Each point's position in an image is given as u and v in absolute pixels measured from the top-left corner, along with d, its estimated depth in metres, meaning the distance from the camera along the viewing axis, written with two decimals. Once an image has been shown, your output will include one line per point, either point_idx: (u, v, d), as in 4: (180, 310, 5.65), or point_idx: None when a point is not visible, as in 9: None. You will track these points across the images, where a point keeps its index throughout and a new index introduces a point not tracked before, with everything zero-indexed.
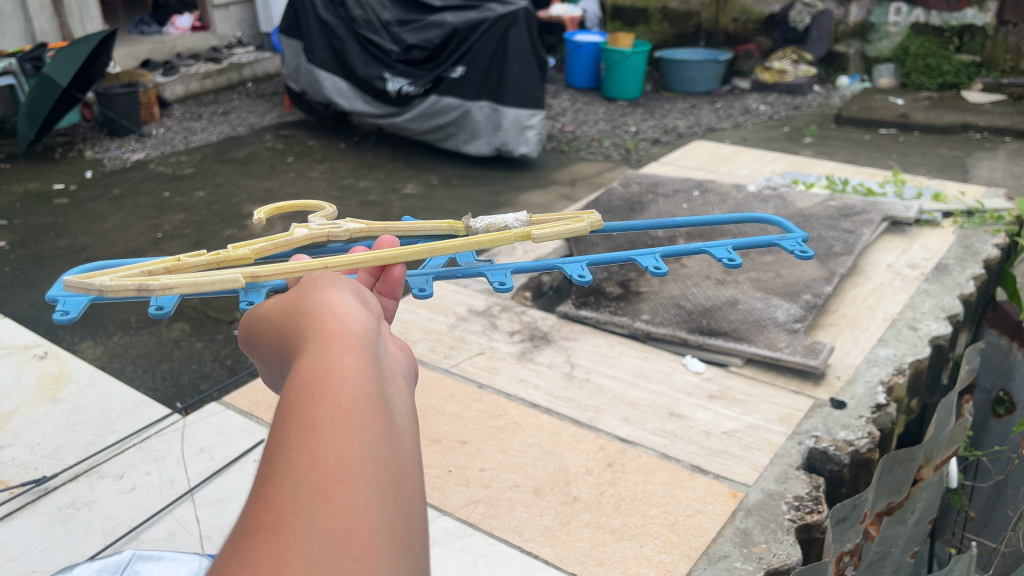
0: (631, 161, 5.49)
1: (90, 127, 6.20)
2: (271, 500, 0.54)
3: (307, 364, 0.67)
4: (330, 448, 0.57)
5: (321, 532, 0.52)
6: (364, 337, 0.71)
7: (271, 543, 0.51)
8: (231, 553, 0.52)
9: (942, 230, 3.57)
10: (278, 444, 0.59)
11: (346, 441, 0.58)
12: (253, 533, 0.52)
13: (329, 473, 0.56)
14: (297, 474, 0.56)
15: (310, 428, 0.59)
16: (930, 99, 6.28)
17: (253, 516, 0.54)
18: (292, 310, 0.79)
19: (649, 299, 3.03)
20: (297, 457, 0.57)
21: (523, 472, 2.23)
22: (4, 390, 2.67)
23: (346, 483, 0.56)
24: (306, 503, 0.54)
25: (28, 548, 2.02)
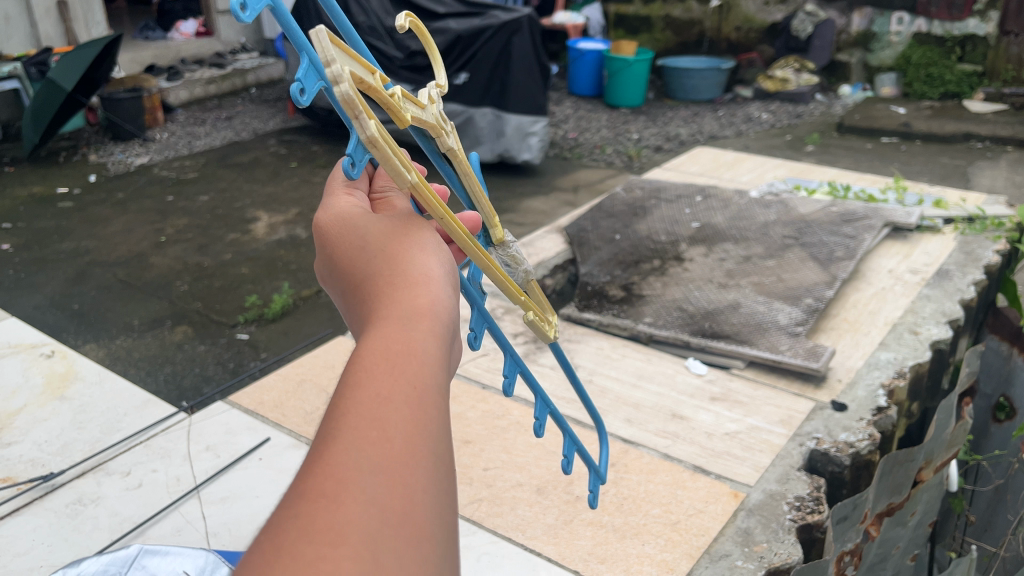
0: (634, 168, 5.53)
1: (94, 131, 6.23)
2: (341, 467, 0.61)
3: (389, 333, 0.74)
4: (398, 429, 0.65)
5: (380, 512, 0.59)
6: (443, 323, 0.80)
7: (336, 506, 0.58)
8: (293, 509, 0.59)
9: (943, 236, 3.58)
10: (353, 407, 0.66)
11: (412, 426, 0.66)
12: (318, 497, 0.59)
13: (398, 455, 0.63)
14: (367, 449, 0.63)
15: (384, 402, 0.67)
16: (932, 108, 6.31)
17: (323, 476, 0.61)
18: (379, 253, 0.87)
19: (652, 303, 3.05)
20: (369, 430, 0.64)
21: (527, 471, 2.25)
22: (11, 388, 2.70)
23: (409, 465, 0.63)
24: (370, 477, 0.61)
25: (35, 543, 2.04)
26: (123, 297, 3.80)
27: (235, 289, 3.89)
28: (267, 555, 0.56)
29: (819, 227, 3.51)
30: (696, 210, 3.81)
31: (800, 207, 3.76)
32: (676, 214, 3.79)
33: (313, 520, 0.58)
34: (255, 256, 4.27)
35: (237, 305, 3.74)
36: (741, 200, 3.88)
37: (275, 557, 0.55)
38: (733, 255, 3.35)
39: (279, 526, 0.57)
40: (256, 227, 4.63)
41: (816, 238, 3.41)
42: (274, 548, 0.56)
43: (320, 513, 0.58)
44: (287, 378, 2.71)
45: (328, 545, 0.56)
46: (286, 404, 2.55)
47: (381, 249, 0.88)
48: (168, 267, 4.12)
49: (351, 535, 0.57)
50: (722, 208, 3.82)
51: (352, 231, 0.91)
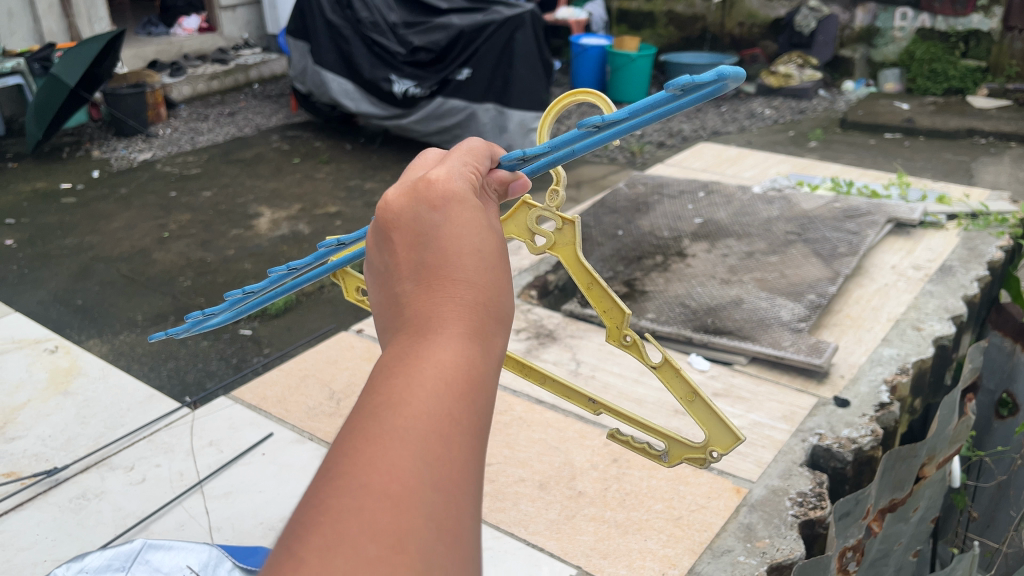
0: (637, 163, 5.53)
1: (97, 126, 6.24)
2: (409, 474, 0.62)
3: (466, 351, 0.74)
4: (464, 460, 0.66)
5: (439, 530, 0.60)
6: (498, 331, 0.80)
7: (401, 519, 0.59)
8: (354, 502, 0.59)
9: (946, 232, 3.58)
10: (428, 415, 0.66)
11: (476, 460, 0.67)
12: (383, 497, 0.60)
13: (460, 479, 0.64)
14: (432, 465, 0.64)
15: (454, 423, 0.67)
16: (936, 104, 6.30)
17: (388, 479, 0.61)
18: (478, 248, 0.81)
19: (655, 299, 3.05)
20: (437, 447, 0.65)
21: (530, 466, 2.25)
22: (15, 383, 2.70)
23: (466, 490, 0.64)
24: (432, 491, 0.62)
25: (39, 538, 2.05)
26: (127, 293, 3.80)
27: (237, 285, 3.89)
28: (323, 544, 0.57)
29: (822, 224, 3.51)
30: (699, 206, 3.81)
31: (803, 203, 3.76)
32: (678, 210, 3.78)
33: (375, 525, 0.58)
34: (258, 252, 4.28)
35: None
36: (744, 195, 3.88)
37: (331, 550, 0.57)
38: (736, 251, 3.34)
39: (340, 521, 0.58)
40: (259, 223, 4.64)
41: (819, 235, 3.41)
42: (331, 535, 0.57)
43: (383, 515, 0.59)
44: (290, 374, 2.71)
45: (388, 550, 0.57)
46: (289, 400, 2.56)
47: (480, 240, 0.82)
48: (171, 263, 4.13)
49: (411, 548, 0.58)
50: (725, 204, 3.82)
51: (457, 201, 0.83)
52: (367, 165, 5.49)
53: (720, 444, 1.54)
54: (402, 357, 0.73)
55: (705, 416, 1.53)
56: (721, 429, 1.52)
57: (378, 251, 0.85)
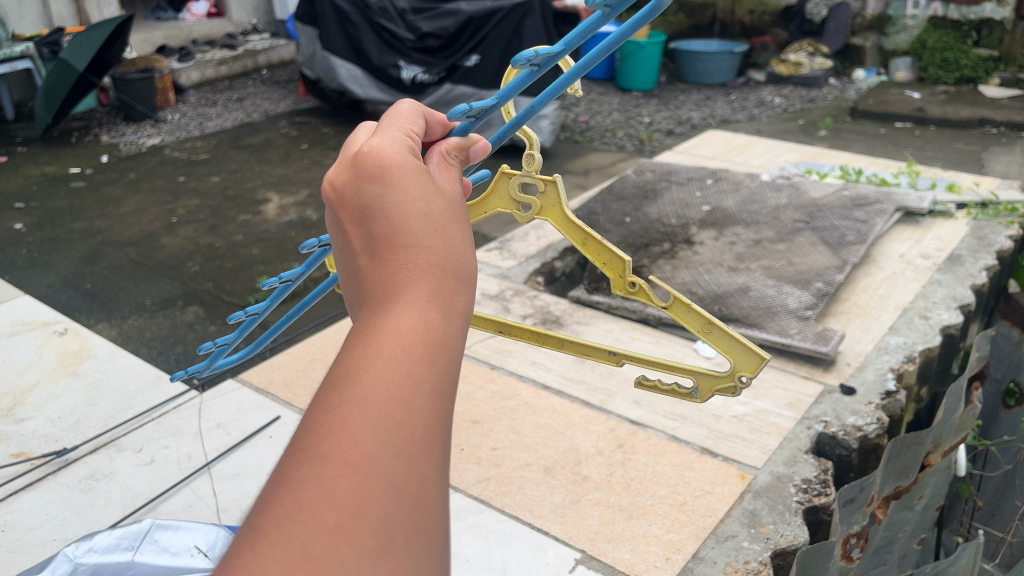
0: (645, 151, 5.51)
1: (106, 111, 6.25)
2: (367, 439, 0.60)
3: (422, 309, 0.70)
4: (425, 422, 0.63)
5: (400, 493, 0.59)
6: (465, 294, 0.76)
7: (360, 484, 0.57)
8: (313, 470, 0.57)
9: (956, 221, 3.56)
10: (388, 384, 0.64)
11: (440, 422, 0.64)
12: (340, 464, 0.58)
13: (418, 441, 0.62)
14: (392, 431, 0.61)
15: (414, 388, 0.65)
16: (947, 93, 6.26)
17: (348, 447, 0.59)
18: (425, 210, 0.78)
19: (661, 286, 3.04)
20: (396, 415, 0.62)
21: (535, 451, 2.26)
22: (25, 364, 2.72)
23: (429, 455, 0.62)
24: (393, 459, 0.60)
25: (49, 517, 2.07)
26: (135, 277, 3.82)
27: (245, 271, 3.91)
28: (285, 509, 0.55)
29: (831, 212, 3.49)
30: (707, 193, 3.80)
31: (812, 190, 3.75)
32: (686, 197, 3.77)
33: (334, 495, 0.56)
34: (266, 238, 4.29)
35: (248, 286, 3.76)
36: (753, 183, 3.88)
37: (294, 515, 0.55)
38: (744, 238, 3.34)
39: (299, 490, 0.56)
40: (267, 208, 4.64)
41: (827, 223, 3.39)
42: (293, 504, 0.55)
43: (344, 482, 0.57)
44: (297, 358, 2.73)
45: (349, 517, 0.56)
46: (296, 383, 2.58)
47: (429, 206, 0.79)
48: (180, 248, 4.14)
49: (372, 514, 0.57)
50: (733, 191, 3.82)
51: (397, 169, 0.81)
52: None
53: (749, 368, 1.33)
54: (360, 329, 0.70)
55: (722, 343, 1.35)
56: (742, 353, 1.33)
57: (336, 231, 0.82)
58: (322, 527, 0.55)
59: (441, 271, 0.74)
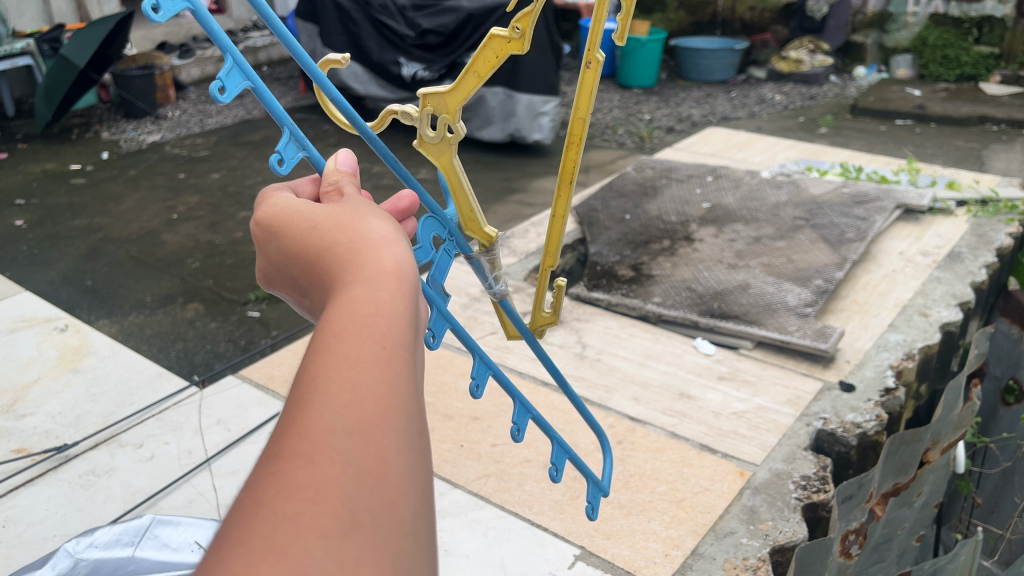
0: (646, 148, 5.51)
1: (106, 108, 6.25)
2: (315, 424, 0.55)
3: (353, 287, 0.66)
4: (373, 394, 0.58)
5: (360, 470, 0.54)
6: (412, 270, 0.71)
7: (313, 471, 0.53)
8: (266, 475, 0.53)
9: (955, 219, 3.57)
10: (321, 374, 0.58)
11: (392, 391, 0.59)
12: (291, 454, 0.54)
13: (368, 411, 0.57)
14: (334, 408, 0.56)
15: (354, 364, 0.59)
16: (948, 90, 6.26)
17: (294, 439, 0.55)
18: (331, 220, 0.77)
19: (661, 283, 3.05)
20: (338, 390, 0.57)
21: (534, 448, 2.26)
22: (26, 360, 2.73)
23: (385, 428, 0.57)
24: (347, 439, 0.55)
25: (50, 513, 2.07)
26: (136, 274, 3.82)
27: (246, 268, 3.91)
28: (242, 514, 0.51)
29: (830, 209, 3.50)
30: (707, 190, 3.80)
31: (812, 187, 3.75)
32: (686, 194, 3.78)
33: (285, 486, 0.52)
34: None
35: (248, 283, 3.76)
36: (753, 180, 3.88)
37: (251, 517, 0.51)
38: (744, 235, 3.34)
39: (259, 494, 0.52)
40: None
41: (827, 220, 3.40)
42: (252, 506, 0.51)
43: (296, 471, 0.52)
44: (297, 355, 2.74)
45: (308, 503, 0.51)
46: None
47: (340, 224, 0.77)
48: (180, 245, 4.15)
49: (332, 494, 0.52)
50: (733, 188, 3.82)
51: (301, 216, 0.80)
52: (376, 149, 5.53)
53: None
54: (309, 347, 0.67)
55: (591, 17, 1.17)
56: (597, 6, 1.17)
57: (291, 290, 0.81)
58: (275, 519, 0.50)
59: (361, 254, 0.71)
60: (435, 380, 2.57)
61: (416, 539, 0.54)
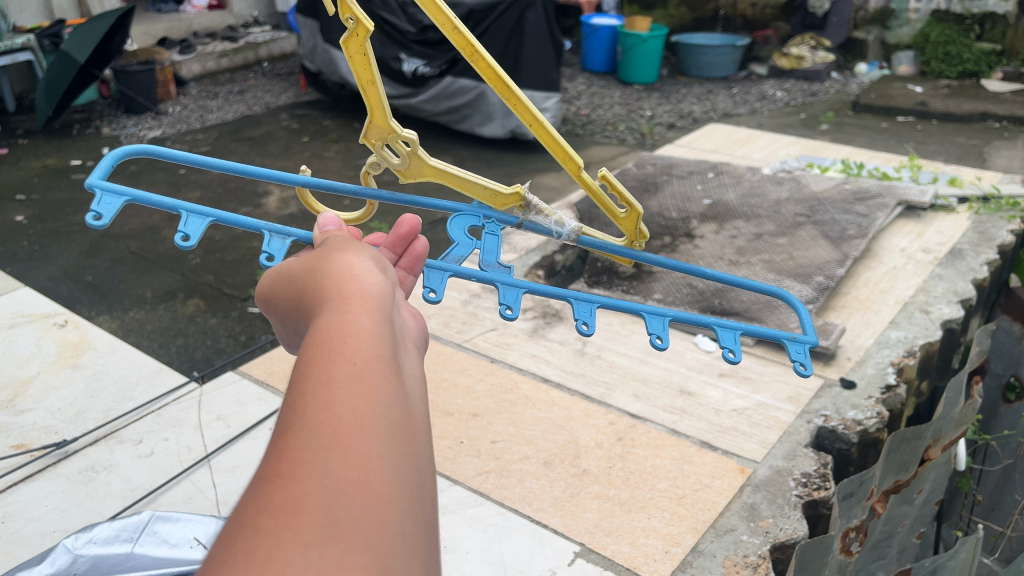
0: (647, 145, 5.50)
1: (107, 104, 6.24)
2: (295, 446, 0.57)
3: (325, 316, 0.69)
4: (345, 408, 0.59)
5: (337, 480, 0.54)
6: (382, 298, 0.73)
7: (291, 487, 0.54)
8: (249, 500, 0.54)
9: (957, 216, 3.56)
10: (293, 404, 0.61)
11: (367, 402, 0.60)
12: (271, 477, 0.55)
13: (344, 423, 0.58)
14: (309, 428, 0.58)
15: (324, 386, 0.61)
16: (950, 87, 6.25)
17: (274, 464, 0.56)
18: (305, 268, 0.81)
19: (662, 280, 3.04)
20: (312, 414, 0.59)
21: (535, 444, 2.26)
22: (25, 356, 2.72)
23: (361, 437, 0.58)
24: (323, 454, 0.56)
25: (48, 509, 2.07)
26: (136, 269, 3.82)
27: (246, 263, 3.90)
28: (227, 537, 0.52)
29: (832, 206, 3.49)
30: (708, 187, 3.79)
31: (813, 184, 3.75)
32: (687, 191, 3.77)
33: (265, 501, 0.53)
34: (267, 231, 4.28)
35: (249, 279, 3.75)
36: (754, 176, 3.87)
37: (237, 536, 0.52)
38: (744, 232, 3.33)
39: (240, 516, 0.53)
40: (268, 201, 4.64)
41: (828, 217, 3.39)
42: (236, 526, 0.52)
43: (276, 489, 0.54)
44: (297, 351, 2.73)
45: (285, 516, 0.52)
46: None
47: (316, 270, 0.80)
48: (181, 240, 4.14)
49: (310, 506, 0.52)
50: (734, 184, 3.81)
51: (285, 278, 0.84)
52: None
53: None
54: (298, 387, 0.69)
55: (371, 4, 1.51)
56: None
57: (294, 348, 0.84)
58: (256, 533, 0.51)
59: (331, 292, 0.74)
60: (434, 376, 2.57)
61: (406, 538, 0.54)
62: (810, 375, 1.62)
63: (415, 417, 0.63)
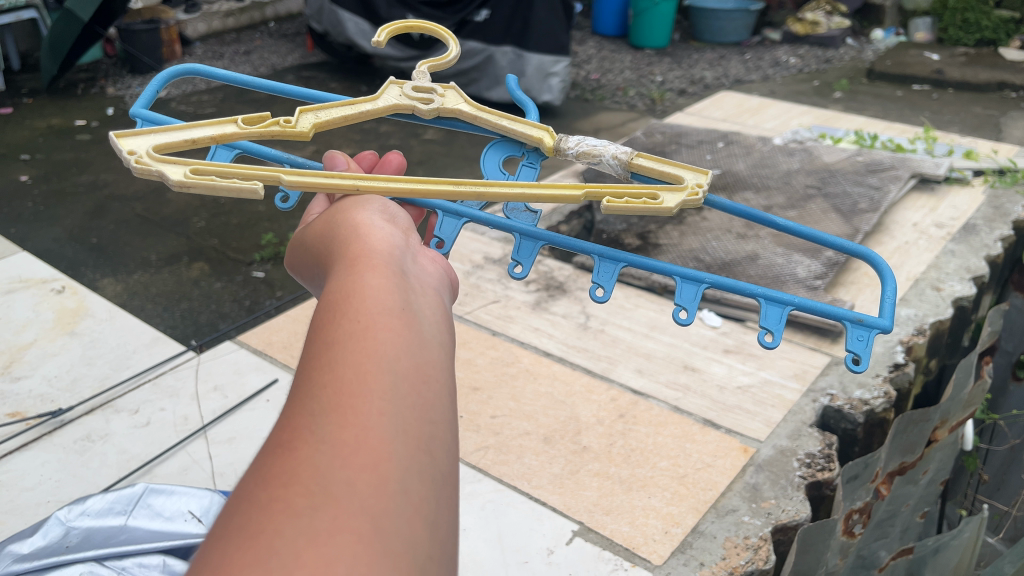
0: (657, 111, 5.41)
1: (112, 63, 6.16)
2: (294, 419, 0.57)
3: (333, 286, 0.70)
4: (346, 365, 0.60)
5: (332, 444, 0.54)
6: (389, 256, 0.76)
7: (288, 454, 0.54)
8: (251, 470, 0.54)
9: (972, 189, 3.48)
10: (303, 363, 0.63)
11: (371, 355, 0.61)
12: (274, 448, 0.55)
13: (344, 389, 0.58)
14: (313, 391, 0.59)
15: (329, 344, 0.63)
16: (967, 55, 6.11)
17: (274, 442, 0.57)
18: (324, 237, 0.86)
19: (668, 252, 2.98)
20: (315, 375, 0.60)
21: (535, 420, 2.23)
22: (22, 321, 2.70)
23: (361, 392, 0.58)
24: (321, 418, 0.56)
25: (43, 479, 2.05)
26: (141, 232, 3.78)
27: (251, 227, 3.86)
28: (221, 511, 0.52)
29: (844, 177, 3.42)
30: (717, 156, 3.72)
31: (826, 155, 3.67)
32: (696, 159, 3.70)
33: (261, 476, 0.53)
34: (272, 195, 4.23)
35: (253, 243, 3.71)
36: (765, 146, 3.80)
37: (231, 511, 0.51)
38: (754, 204, 3.26)
39: (239, 485, 0.53)
40: None
41: (839, 189, 3.33)
42: (234, 503, 0.51)
43: (273, 461, 0.53)
44: (297, 320, 2.70)
45: (280, 484, 0.51)
46: (295, 346, 2.55)
47: (331, 236, 0.85)
48: (185, 203, 4.10)
49: (305, 472, 0.52)
50: (744, 154, 3.74)
51: (308, 244, 0.90)
52: None
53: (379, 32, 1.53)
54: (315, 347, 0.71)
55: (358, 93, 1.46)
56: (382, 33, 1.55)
57: None
58: (247, 507, 0.51)
59: (345, 252, 0.78)
60: None
61: (405, 497, 0.53)
62: (862, 370, 1.33)
63: (422, 375, 0.63)
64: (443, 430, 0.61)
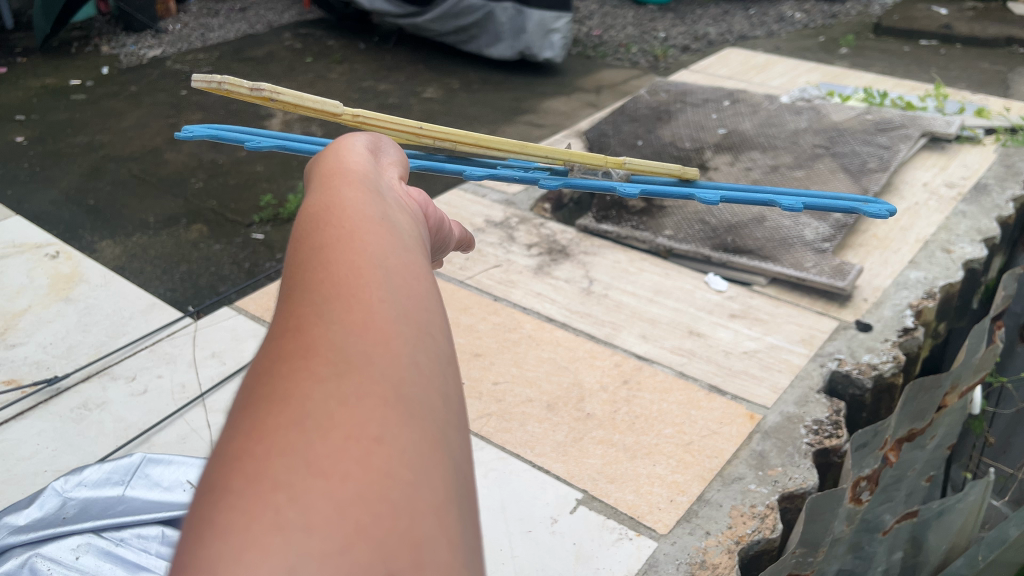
0: (660, 69, 5.30)
1: (106, 20, 6.02)
2: (297, 309, 0.62)
3: (315, 203, 0.76)
4: (338, 262, 0.66)
5: (339, 323, 0.60)
6: (364, 177, 0.82)
7: (300, 335, 0.59)
8: (262, 356, 0.60)
9: (983, 148, 3.41)
10: (293, 268, 0.68)
11: (358, 254, 0.67)
12: (284, 332, 0.60)
13: (340, 281, 0.64)
14: (311, 287, 0.64)
15: (319, 249, 0.68)
16: (976, 9, 5.97)
17: (269, 354, 0.59)
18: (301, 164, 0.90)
19: (672, 214, 2.92)
20: (308, 275, 0.66)
21: (538, 386, 2.19)
22: (16, 287, 2.65)
23: (355, 283, 0.64)
24: (325, 304, 0.62)
25: (40, 448, 2.02)
26: (138, 194, 3.72)
27: (249, 189, 3.80)
28: (241, 394, 0.57)
29: (852, 136, 3.35)
30: (723, 115, 3.64)
31: (834, 113, 3.59)
32: (701, 119, 3.63)
33: (253, 385, 0.55)
34: (270, 157, 4.15)
35: (252, 205, 3.65)
36: (772, 104, 3.71)
37: (255, 389, 0.56)
38: (760, 164, 3.20)
39: (255, 369, 0.58)
40: (271, 125, 4.48)
41: (848, 148, 3.25)
42: (256, 381, 0.57)
43: (286, 343, 0.59)
44: None
45: (301, 359, 0.57)
46: None
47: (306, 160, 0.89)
48: (182, 164, 4.03)
49: (323, 349, 0.58)
50: (751, 113, 3.66)
51: None
52: (381, 67, 5.34)
53: None
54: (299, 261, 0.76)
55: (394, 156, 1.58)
56: None
57: None
58: (251, 411, 0.54)
59: (323, 171, 0.83)
60: None
61: (412, 364, 0.60)
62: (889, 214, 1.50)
63: (406, 270, 0.69)
64: (432, 311, 0.67)
